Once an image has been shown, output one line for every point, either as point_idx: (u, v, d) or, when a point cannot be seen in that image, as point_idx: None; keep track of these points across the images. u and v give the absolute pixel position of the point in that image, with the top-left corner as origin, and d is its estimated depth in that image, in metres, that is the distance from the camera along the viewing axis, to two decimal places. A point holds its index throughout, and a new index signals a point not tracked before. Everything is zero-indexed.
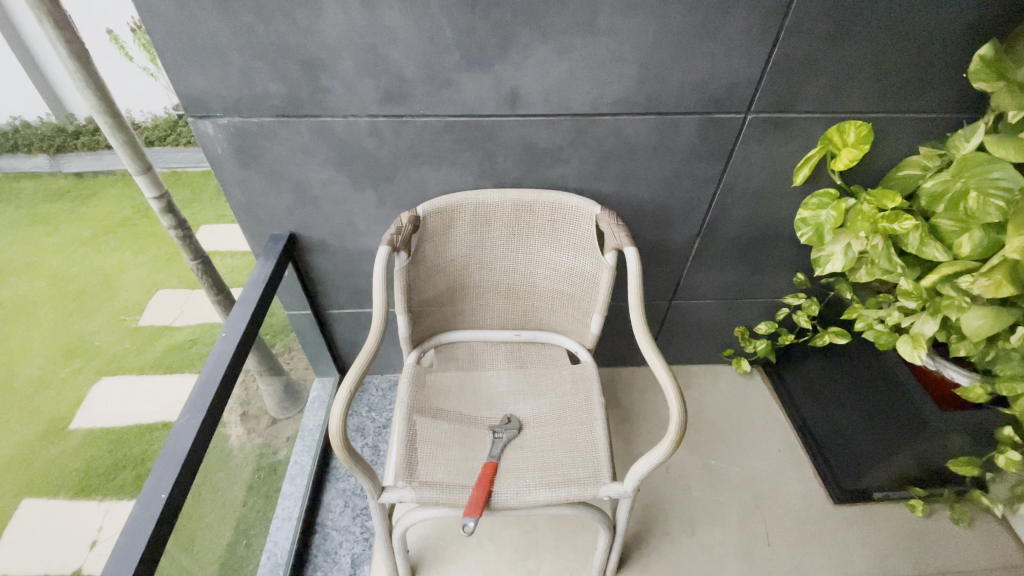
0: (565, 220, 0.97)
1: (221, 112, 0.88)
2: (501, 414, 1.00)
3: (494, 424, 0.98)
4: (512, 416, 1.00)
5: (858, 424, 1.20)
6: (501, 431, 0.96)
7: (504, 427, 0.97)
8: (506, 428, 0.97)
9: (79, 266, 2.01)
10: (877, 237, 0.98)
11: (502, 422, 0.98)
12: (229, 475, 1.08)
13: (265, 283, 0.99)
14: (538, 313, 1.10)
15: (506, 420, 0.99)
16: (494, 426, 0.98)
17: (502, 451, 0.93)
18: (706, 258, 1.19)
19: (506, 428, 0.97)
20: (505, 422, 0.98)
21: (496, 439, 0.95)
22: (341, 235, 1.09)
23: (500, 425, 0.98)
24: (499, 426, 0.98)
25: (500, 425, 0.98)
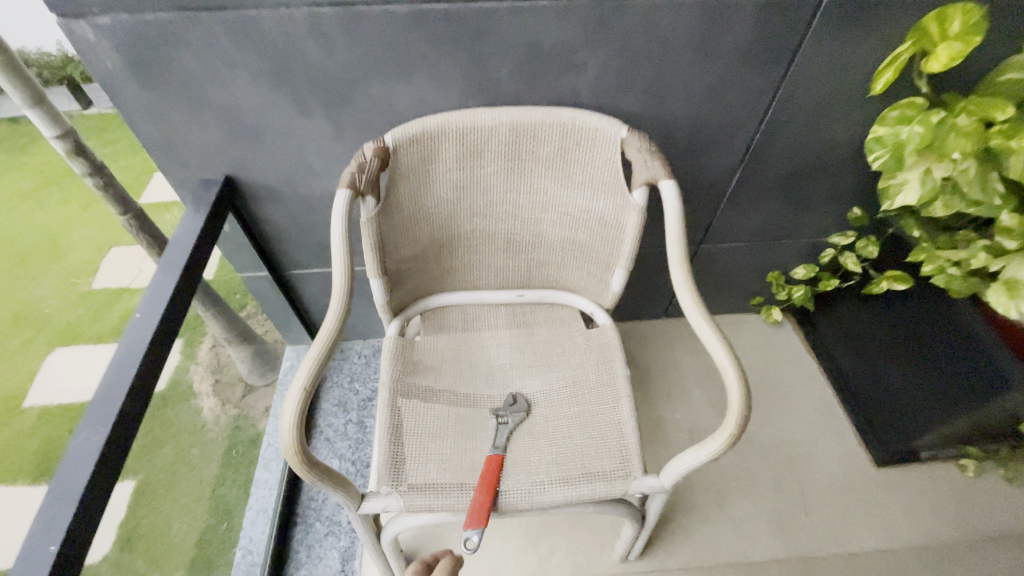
0: (580, 147, 0.75)
1: (98, 7, 0.63)
2: (505, 393, 0.82)
3: (496, 407, 0.80)
4: (519, 394, 0.82)
5: (912, 382, 1.04)
6: (506, 413, 0.79)
7: (510, 409, 0.80)
8: (513, 408, 0.80)
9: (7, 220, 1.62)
10: (970, 159, 0.79)
11: (507, 400, 0.81)
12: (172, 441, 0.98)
13: (195, 240, 0.76)
14: (545, 269, 0.90)
15: (512, 398, 0.82)
16: (496, 410, 0.79)
17: (508, 441, 0.76)
18: (747, 194, 0.98)
19: (514, 411, 0.80)
20: (511, 402, 0.81)
21: (500, 426, 0.78)
22: (293, 179, 0.86)
23: (507, 406, 0.80)
24: (505, 405, 0.81)
25: (506, 405, 0.80)
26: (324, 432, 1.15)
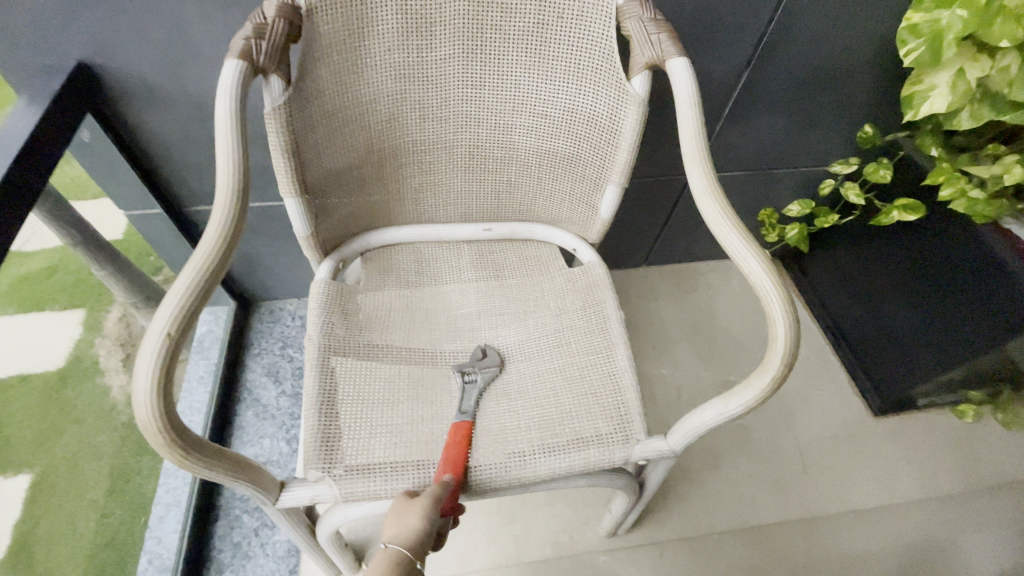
0: (563, 19, 0.57)
1: None
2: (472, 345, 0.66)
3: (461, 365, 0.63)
4: (489, 346, 0.66)
5: (917, 323, 0.94)
6: (474, 369, 0.63)
7: (479, 365, 0.63)
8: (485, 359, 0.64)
9: None
10: (1012, 54, 0.69)
11: (473, 353, 0.65)
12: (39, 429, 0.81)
13: (27, 138, 0.54)
14: (518, 195, 0.72)
15: (480, 350, 0.66)
16: (462, 371, 0.62)
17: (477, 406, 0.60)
18: (749, 110, 0.85)
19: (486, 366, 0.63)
20: (480, 355, 0.65)
21: (467, 385, 0.61)
22: (178, 70, 0.64)
23: (477, 360, 0.64)
24: (472, 358, 0.64)
25: (474, 361, 0.63)
26: (251, 407, 0.96)
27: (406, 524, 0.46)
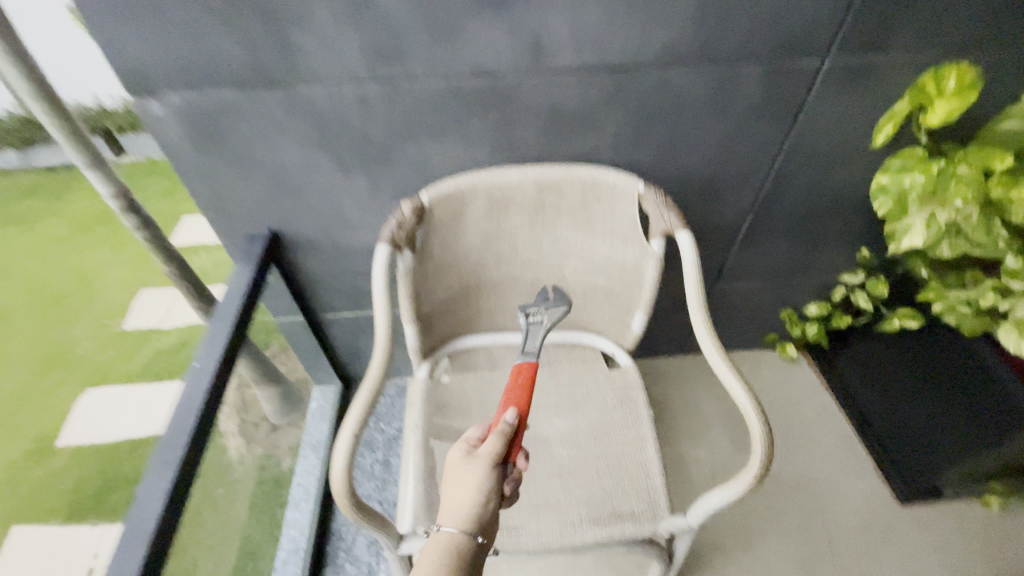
0: (600, 200, 0.80)
1: (167, 86, 0.70)
2: (540, 293, 0.88)
3: (528, 310, 0.83)
4: (563, 295, 0.87)
5: (926, 419, 1.05)
6: (539, 313, 0.82)
7: (543, 310, 0.83)
8: (553, 307, 0.84)
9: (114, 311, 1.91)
10: (974, 206, 0.82)
11: (546, 302, 0.86)
12: (228, 492, 0.98)
13: (245, 294, 0.83)
14: (569, 313, 0.94)
15: (552, 300, 0.86)
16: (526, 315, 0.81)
17: (539, 343, 0.76)
18: (759, 237, 1.04)
19: (552, 312, 0.83)
20: (548, 305, 0.84)
21: (532, 327, 0.81)
22: (329, 231, 0.92)
23: (543, 308, 0.84)
24: (541, 305, 0.85)
25: (540, 309, 0.83)
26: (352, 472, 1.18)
27: (466, 488, 0.55)
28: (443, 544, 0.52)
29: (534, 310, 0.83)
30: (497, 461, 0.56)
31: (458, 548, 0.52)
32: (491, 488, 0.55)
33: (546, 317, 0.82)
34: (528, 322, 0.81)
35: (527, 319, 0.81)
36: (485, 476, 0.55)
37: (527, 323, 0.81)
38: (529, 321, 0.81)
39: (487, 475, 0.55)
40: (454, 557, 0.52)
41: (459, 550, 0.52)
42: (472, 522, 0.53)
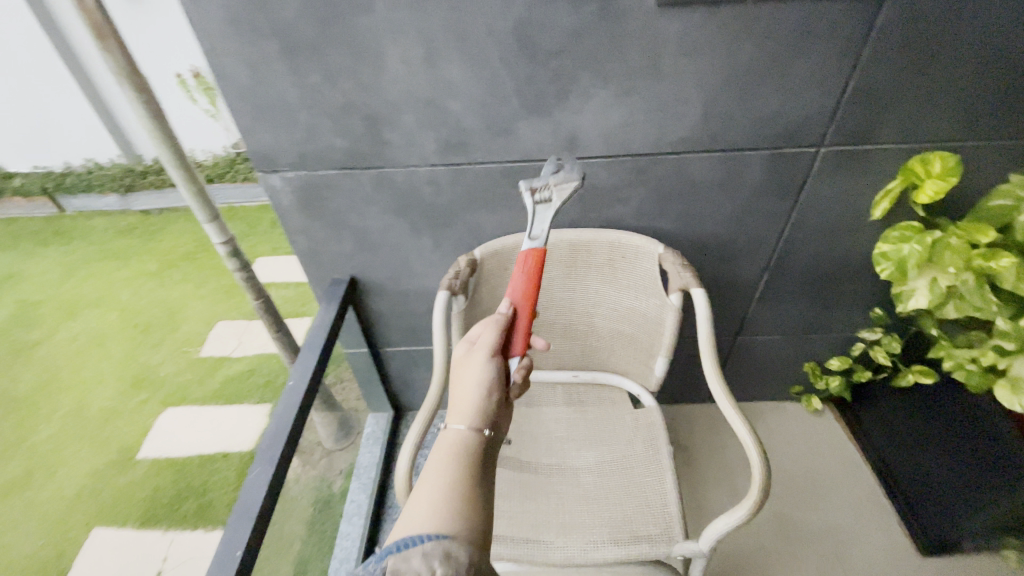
0: (625, 259, 0.95)
1: (287, 167, 0.90)
2: (550, 162, 0.73)
3: (531, 180, 0.70)
4: (578, 164, 0.73)
5: (936, 471, 1.09)
6: (545, 185, 0.70)
7: (550, 181, 0.70)
8: (563, 176, 0.71)
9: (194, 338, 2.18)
10: (969, 272, 0.90)
11: (558, 173, 0.72)
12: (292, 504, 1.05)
13: (330, 327, 1.02)
14: (597, 355, 1.08)
15: (566, 168, 0.73)
16: (529, 183, 0.69)
17: (548, 228, 0.69)
18: (776, 294, 1.15)
19: (561, 183, 0.70)
20: (557, 173, 0.71)
21: (541, 208, 0.69)
22: (398, 278, 1.11)
23: (550, 178, 0.70)
24: (549, 176, 0.71)
25: (548, 180, 0.70)
26: None
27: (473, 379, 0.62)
28: (453, 441, 0.56)
29: (539, 181, 0.70)
30: (493, 353, 0.64)
31: (466, 438, 0.56)
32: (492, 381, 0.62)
33: (556, 188, 0.69)
34: (537, 200, 0.69)
35: (535, 196, 0.69)
36: (485, 370, 0.63)
37: (535, 203, 0.69)
38: (536, 200, 0.69)
39: (487, 365, 0.63)
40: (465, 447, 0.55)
41: (469, 441, 0.55)
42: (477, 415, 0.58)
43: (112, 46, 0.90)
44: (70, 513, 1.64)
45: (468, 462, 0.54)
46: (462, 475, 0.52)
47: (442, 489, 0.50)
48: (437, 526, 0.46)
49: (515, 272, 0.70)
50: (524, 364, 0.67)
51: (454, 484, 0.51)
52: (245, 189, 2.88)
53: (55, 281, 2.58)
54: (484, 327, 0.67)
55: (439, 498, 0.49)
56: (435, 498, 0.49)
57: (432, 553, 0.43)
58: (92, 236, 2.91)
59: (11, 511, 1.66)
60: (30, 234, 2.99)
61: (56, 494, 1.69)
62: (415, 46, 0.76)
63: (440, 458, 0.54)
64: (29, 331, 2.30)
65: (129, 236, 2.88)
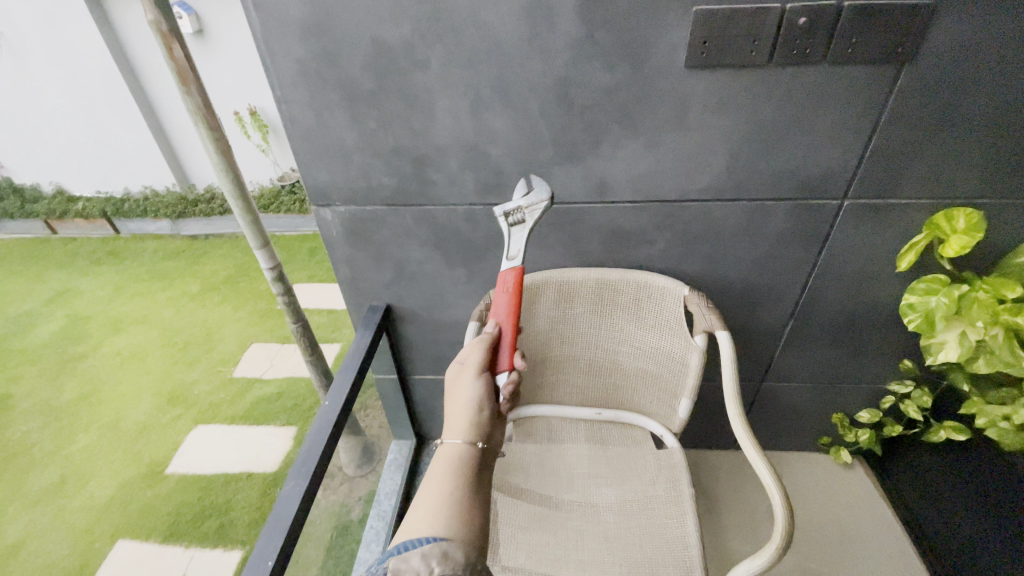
0: (650, 299, 0.99)
1: (339, 201, 0.98)
2: (521, 185, 0.83)
3: (505, 205, 0.79)
4: (545, 183, 0.83)
5: (975, 534, 1.05)
6: (518, 208, 0.79)
7: (522, 205, 0.79)
8: (533, 198, 0.80)
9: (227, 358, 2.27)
10: (998, 327, 0.90)
11: (528, 195, 0.81)
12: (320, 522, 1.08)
13: (365, 352, 1.08)
14: (620, 392, 1.09)
15: (535, 189, 0.82)
16: (504, 209, 0.78)
17: (524, 246, 0.77)
18: (802, 341, 1.15)
19: (532, 205, 0.79)
20: (528, 196, 0.80)
21: (516, 230, 0.78)
22: (431, 307, 1.17)
23: (522, 201, 0.79)
24: (521, 200, 0.80)
25: (520, 203, 0.79)
26: None
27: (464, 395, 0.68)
28: (448, 455, 0.61)
29: (512, 206, 0.79)
30: (480, 371, 0.70)
31: (461, 451, 0.61)
32: (481, 396, 0.68)
33: (528, 210, 0.79)
34: (511, 223, 0.79)
35: (510, 220, 0.78)
36: (473, 388, 0.69)
37: (510, 226, 0.79)
38: (512, 223, 0.79)
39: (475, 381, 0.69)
40: (460, 459, 0.61)
41: (462, 454, 0.61)
42: (469, 429, 0.63)
43: (193, 90, 1.00)
44: (97, 524, 1.65)
45: (463, 472, 0.59)
46: (457, 484, 0.57)
47: (440, 500, 0.55)
48: (436, 529, 0.52)
49: (498, 294, 0.77)
50: (512, 379, 0.73)
51: (449, 493, 0.56)
52: (286, 219, 3.04)
53: (105, 298, 2.74)
54: (472, 348, 0.73)
55: (435, 505, 0.54)
56: (433, 506, 0.55)
57: (431, 553, 0.49)
58: (142, 258, 3.09)
59: (42, 518, 1.69)
60: (87, 254, 3.19)
61: (86, 504, 1.72)
62: (462, 98, 0.84)
63: (437, 471, 0.59)
64: (78, 344, 2.44)
65: (176, 259, 3.05)
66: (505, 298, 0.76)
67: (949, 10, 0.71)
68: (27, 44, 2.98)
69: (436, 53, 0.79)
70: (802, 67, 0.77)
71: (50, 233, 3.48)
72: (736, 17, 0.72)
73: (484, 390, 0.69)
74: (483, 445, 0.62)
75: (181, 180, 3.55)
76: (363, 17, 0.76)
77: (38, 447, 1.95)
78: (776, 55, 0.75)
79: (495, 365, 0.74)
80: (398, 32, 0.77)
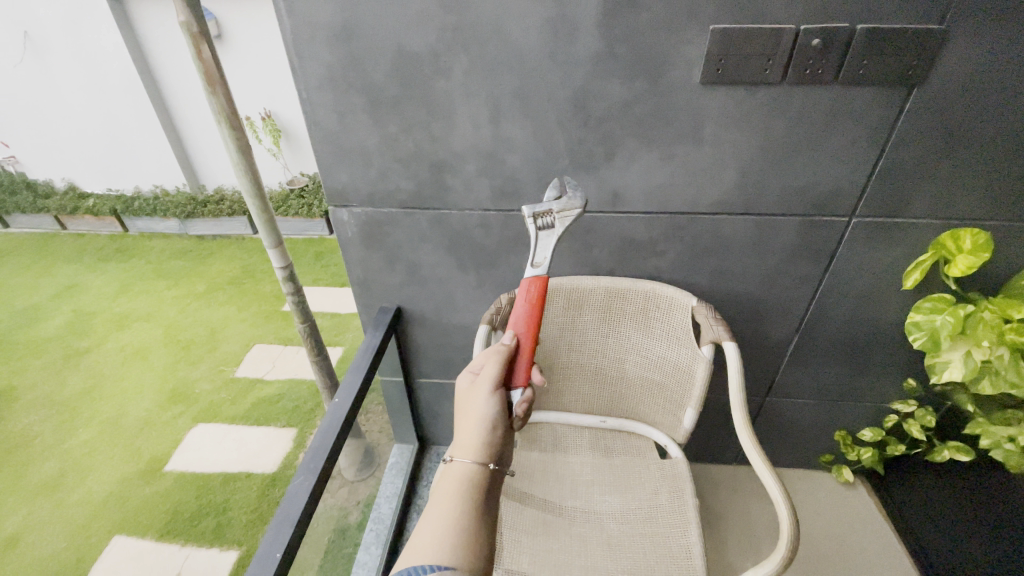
0: (658, 308, 1.00)
1: (356, 203, 1.00)
2: (554, 187, 0.82)
3: (536, 207, 0.77)
4: (577, 190, 0.83)
5: (979, 557, 1.05)
6: (549, 212, 0.78)
7: (554, 209, 0.78)
8: (566, 203, 0.79)
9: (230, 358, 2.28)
10: (1004, 347, 0.91)
11: (560, 200, 0.80)
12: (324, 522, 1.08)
13: (374, 353, 1.09)
14: (625, 401, 1.10)
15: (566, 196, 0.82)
16: (535, 210, 0.76)
17: (550, 254, 0.76)
18: (806, 358, 1.16)
19: (564, 211, 0.78)
20: (560, 201, 0.80)
21: (544, 234, 0.77)
22: (441, 311, 1.18)
23: (554, 205, 0.79)
24: (553, 204, 0.79)
25: (552, 206, 0.78)
26: None
27: (478, 410, 0.68)
28: (457, 475, 0.61)
29: (543, 208, 0.78)
30: (494, 389, 0.69)
31: (470, 472, 0.61)
32: (494, 414, 0.68)
33: (558, 216, 0.78)
34: (539, 226, 0.77)
35: (539, 223, 0.77)
36: (488, 405, 0.68)
37: (538, 229, 0.77)
38: (540, 226, 0.77)
39: (489, 397, 0.69)
40: (470, 480, 0.61)
41: (471, 476, 0.61)
42: (481, 450, 0.63)
43: (219, 92, 1.02)
44: (95, 519, 1.65)
45: (471, 494, 0.60)
46: (463, 509, 0.58)
47: (446, 525, 0.56)
48: (440, 557, 0.52)
49: (517, 303, 0.75)
50: (526, 396, 0.73)
51: (454, 520, 0.57)
52: (294, 223, 3.07)
53: (111, 295, 2.75)
54: (488, 360, 0.73)
55: (441, 531, 0.54)
56: (439, 530, 0.55)
57: None
58: (150, 256, 3.11)
59: (40, 511, 1.68)
60: (95, 250, 3.22)
61: (84, 499, 1.71)
62: (482, 106, 0.86)
63: (445, 490, 0.60)
64: (82, 339, 2.45)
65: (183, 258, 3.07)
66: (525, 308, 0.75)
67: (959, 35, 0.73)
68: (49, 44, 3.05)
69: (459, 62, 0.82)
70: (815, 87, 0.79)
71: (59, 229, 3.51)
72: (752, 37, 0.75)
73: (497, 408, 0.69)
74: (493, 467, 0.62)
75: (191, 181, 3.59)
76: (391, 26, 0.79)
77: (38, 440, 1.95)
78: (790, 74, 0.78)
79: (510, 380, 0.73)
80: (424, 41, 0.80)
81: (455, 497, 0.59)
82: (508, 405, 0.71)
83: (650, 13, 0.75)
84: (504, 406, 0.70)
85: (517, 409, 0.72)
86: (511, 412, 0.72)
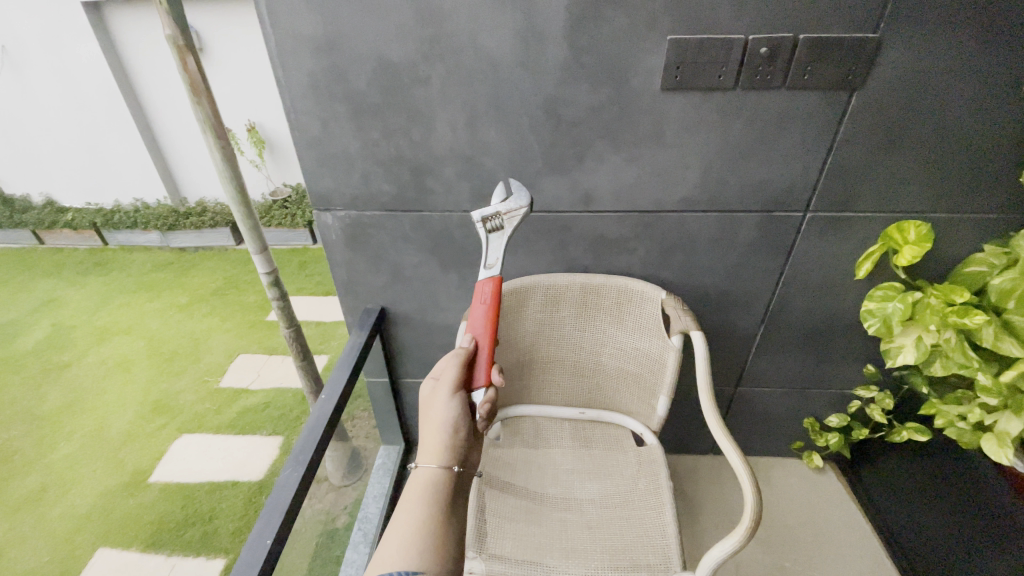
0: (630, 302, 1.05)
1: (340, 206, 1.04)
2: (501, 192, 0.87)
3: (484, 211, 0.82)
4: (523, 189, 0.86)
5: (941, 531, 1.11)
6: (497, 214, 0.82)
7: (501, 210, 0.82)
8: (512, 205, 0.83)
9: (214, 368, 2.28)
10: (950, 330, 0.97)
11: (505, 201, 0.84)
12: (314, 519, 1.10)
13: (360, 351, 1.12)
14: (603, 393, 1.15)
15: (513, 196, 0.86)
16: (483, 215, 0.81)
17: (501, 254, 0.82)
18: (773, 347, 1.22)
19: (510, 212, 0.83)
20: (506, 202, 0.84)
21: (494, 237, 0.83)
22: (424, 310, 1.22)
23: (501, 208, 0.83)
24: (500, 206, 0.83)
25: (499, 209, 0.83)
26: None
27: (442, 413, 0.75)
28: (424, 480, 0.69)
29: (491, 212, 0.82)
30: (453, 392, 0.76)
31: (435, 476, 0.69)
32: (456, 417, 0.75)
33: (506, 216, 0.83)
34: (490, 229, 0.82)
35: (488, 227, 0.82)
36: (448, 409, 0.75)
37: (488, 232, 0.82)
38: (490, 229, 0.82)
39: (449, 401, 0.76)
40: (435, 483, 0.69)
41: (437, 478, 0.69)
42: (443, 456, 0.71)
43: (205, 102, 1.04)
44: (78, 532, 1.63)
45: (437, 496, 0.67)
46: (431, 512, 0.65)
47: (412, 533, 0.61)
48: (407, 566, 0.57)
49: (475, 305, 0.82)
50: (487, 395, 0.79)
51: (420, 525, 0.63)
52: (276, 233, 3.08)
53: (91, 308, 2.72)
54: (448, 364, 0.79)
55: (404, 542, 0.60)
56: (405, 540, 0.60)
57: None
58: (131, 270, 3.08)
59: (21, 527, 1.66)
60: (74, 264, 3.18)
61: (65, 513, 1.69)
62: (459, 112, 0.91)
63: (414, 495, 0.67)
64: (62, 354, 2.42)
65: (165, 271, 3.06)
66: (482, 311, 0.81)
67: (894, 43, 0.80)
68: (27, 58, 3.03)
69: (437, 71, 0.87)
70: (765, 91, 0.86)
71: (37, 244, 3.46)
72: (705, 47, 0.81)
73: (458, 410, 0.76)
74: (457, 470, 0.70)
75: (172, 193, 3.58)
76: (372, 38, 0.84)
77: (17, 455, 1.92)
78: (742, 78, 0.84)
79: (471, 381, 0.79)
80: (403, 51, 0.85)
81: (421, 504, 0.66)
82: (470, 406, 0.78)
83: (613, 25, 0.81)
84: (465, 407, 0.77)
85: (479, 409, 0.79)
86: (473, 412, 0.78)
